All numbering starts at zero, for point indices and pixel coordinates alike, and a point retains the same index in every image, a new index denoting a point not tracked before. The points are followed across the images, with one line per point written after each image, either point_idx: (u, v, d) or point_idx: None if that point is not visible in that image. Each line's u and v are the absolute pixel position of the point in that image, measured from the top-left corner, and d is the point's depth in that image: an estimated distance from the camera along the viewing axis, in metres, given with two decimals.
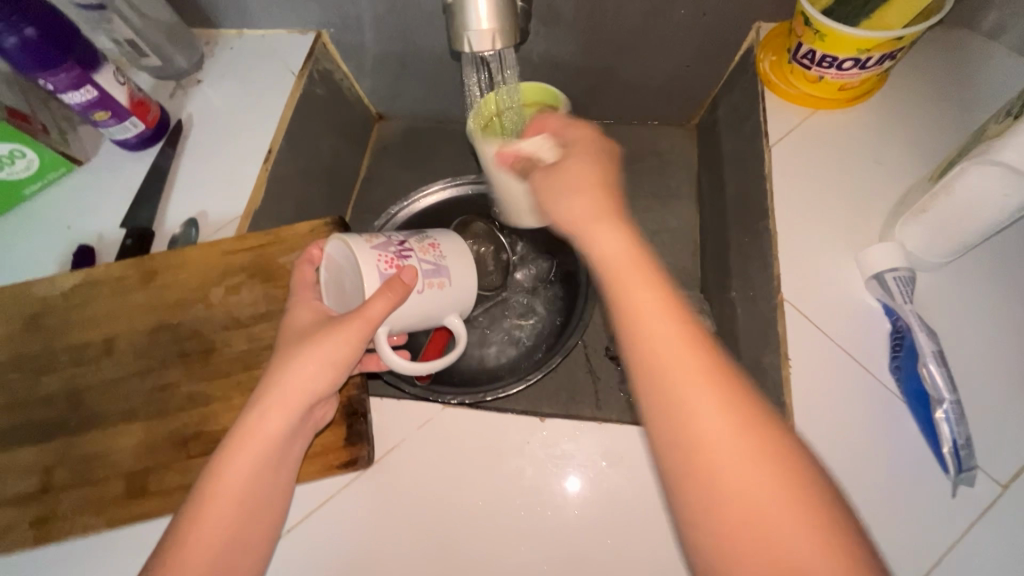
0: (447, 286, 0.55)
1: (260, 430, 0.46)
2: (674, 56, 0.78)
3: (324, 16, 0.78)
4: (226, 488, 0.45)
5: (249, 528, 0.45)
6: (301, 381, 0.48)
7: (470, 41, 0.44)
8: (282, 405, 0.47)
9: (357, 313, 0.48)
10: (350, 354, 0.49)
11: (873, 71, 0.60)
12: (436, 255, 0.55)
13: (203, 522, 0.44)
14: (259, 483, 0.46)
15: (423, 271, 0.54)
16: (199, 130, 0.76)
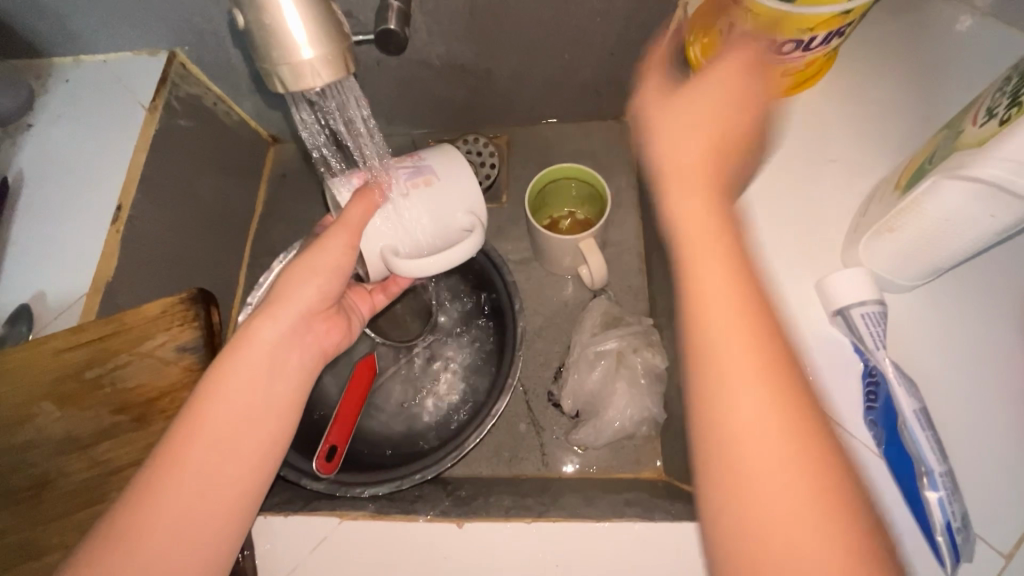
0: (434, 182, 0.49)
1: (257, 336, 0.46)
2: (595, 45, 0.67)
3: (173, 33, 0.65)
4: (218, 398, 0.43)
5: (234, 461, 0.42)
6: (296, 291, 0.49)
7: (283, 80, 0.33)
8: (273, 315, 0.47)
9: (338, 223, 0.48)
10: (342, 262, 0.49)
11: (821, 51, 0.50)
12: (414, 159, 0.50)
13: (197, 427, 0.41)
14: (256, 390, 0.44)
15: (403, 175, 0.49)
16: (32, 188, 0.62)
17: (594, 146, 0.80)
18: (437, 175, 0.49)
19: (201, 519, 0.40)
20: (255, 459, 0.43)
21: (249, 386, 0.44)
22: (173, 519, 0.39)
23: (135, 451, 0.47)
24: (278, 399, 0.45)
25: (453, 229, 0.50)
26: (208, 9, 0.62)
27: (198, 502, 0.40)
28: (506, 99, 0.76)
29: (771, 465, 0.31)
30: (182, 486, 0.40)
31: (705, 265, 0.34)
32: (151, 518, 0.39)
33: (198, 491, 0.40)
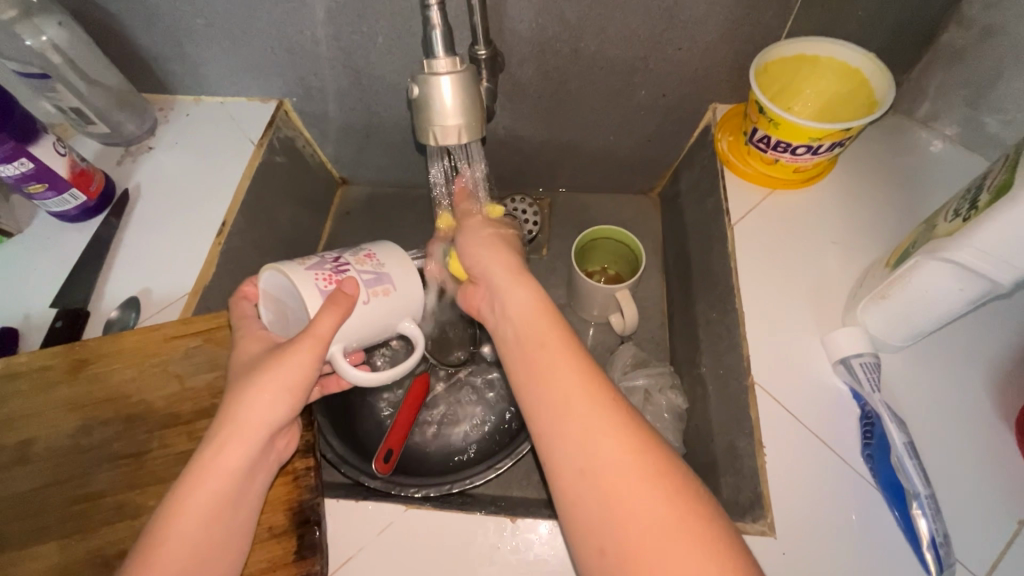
0: (393, 293, 0.51)
1: (220, 456, 0.44)
2: (636, 132, 0.80)
3: (287, 87, 0.77)
4: (184, 512, 0.42)
5: (204, 572, 0.42)
6: (260, 416, 0.45)
7: (436, 135, 0.44)
8: (239, 434, 0.44)
9: (306, 334, 0.46)
10: (307, 377, 0.47)
11: (825, 156, 0.62)
12: (373, 264, 0.51)
13: (162, 550, 0.41)
14: (220, 502, 0.43)
15: (364, 281, 0.49)
16: (147, 200, 0.72)
17: (624, 215, 0.92)
18: (397, 287, 0.50)
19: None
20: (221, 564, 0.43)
21: (212, 503, 0.42)
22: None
23: None
24: (239, 512, 0.44)
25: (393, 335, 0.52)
26: (322, 71, 0.74)
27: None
28: (553, 167, 0.89)
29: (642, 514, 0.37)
30: None
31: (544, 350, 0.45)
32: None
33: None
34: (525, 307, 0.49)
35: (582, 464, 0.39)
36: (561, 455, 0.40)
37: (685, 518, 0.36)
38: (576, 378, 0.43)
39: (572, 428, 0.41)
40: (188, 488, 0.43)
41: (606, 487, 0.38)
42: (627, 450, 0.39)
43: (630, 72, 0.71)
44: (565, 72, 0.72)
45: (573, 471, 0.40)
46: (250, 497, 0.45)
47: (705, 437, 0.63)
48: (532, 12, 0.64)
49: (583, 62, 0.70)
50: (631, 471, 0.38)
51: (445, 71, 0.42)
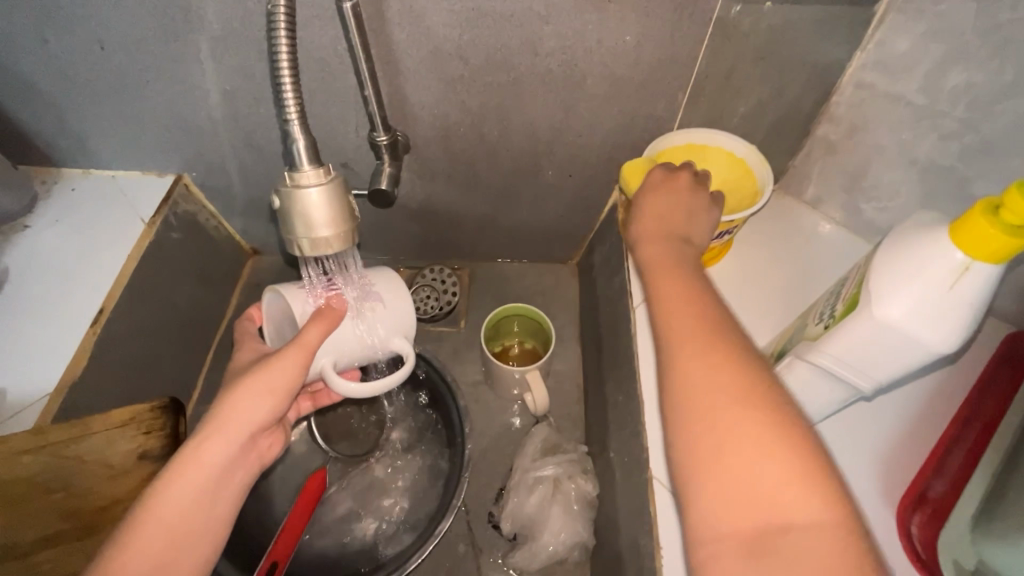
0: (382, 307, 0.53)
1: (202, 461, 0.46)
2: (549, 207, 0.81)
3: (185, 162, 0.74)
4: (160, 518, 0.43)
5: (177, 559, 0.43)
6: (245, 412, 0.48)
7: (304, 247, 0.42)
8: (220, 429, 0.47)
9: (293, 342, 0.49)
10: (293, 381, 0.50)
11: (717, 241, 0.65)
12: (362, 280, 0.53)
13: (142, 532, 0.42)
14: (197, 506, 0.45)
15: (352, 297, 0.52)
16: (16, 286, 0.66)
17: (543, 285, 0.92)
18: (385, 300, 0.53)
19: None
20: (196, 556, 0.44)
21: (188, 510, 0.44)
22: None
23: (73, 560, 0.48)
24: (215, 522, 0.45)
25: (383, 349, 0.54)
26: (222, 148, 0.72)
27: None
28: (471, 239, 0.88)
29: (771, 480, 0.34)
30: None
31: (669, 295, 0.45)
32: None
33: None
34: (656, 261, 0.51)
35: (699, 410, 0.38)
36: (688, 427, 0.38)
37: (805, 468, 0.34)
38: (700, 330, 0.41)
39: (691, 384, 0.39)
40: (166, 492, 0.44)
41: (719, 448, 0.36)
42: (750, 401, 0.37)
43: (535, 154, 0.72)
44: (471, 154, 0.72)
45: (686, 420, 0.38)
46: (227, 509, 0.47)
47: (613, 529, 0.62)
48: (433, 98, 0.64)
49: (488, 144, 0.71)
50: (748, 433, 0.36)
51: (313, 183, 0.41)
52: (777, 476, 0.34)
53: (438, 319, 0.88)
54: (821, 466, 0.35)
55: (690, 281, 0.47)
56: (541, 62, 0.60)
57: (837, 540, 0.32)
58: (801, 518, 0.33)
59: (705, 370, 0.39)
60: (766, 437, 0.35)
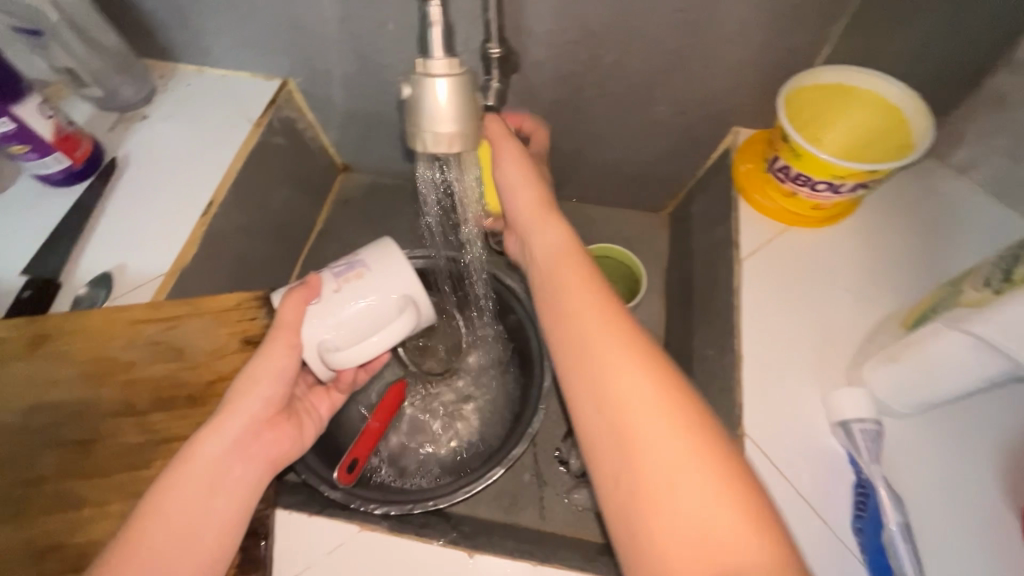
0: (365, 273, 0.53)
1: (194, 456, 0.44)
2: (652, 148, 0.76)
3: (292, 66, 0.74)
4: (158, 514, 0.42)
5: (183, 556, 0.41)
6: (243, 399, 0.48)
7: (426, 142, 0.40)
8: (216, 419, 0.46)
9: (277, 329, 0.50)
10: (287, 367, 0.50)
11: (847, 196, 0.58)
12: (347, 257, 0.55)
13: (140, 535, 0.41)
14: (194, 509, 0.43)
15: (334, 272, 0.54)
16: (135, 171, 0.69)
17: (631, 232, 0.89)
18: (367, 266, 0.53)
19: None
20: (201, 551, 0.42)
21: (189, 498, 0.43)
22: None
23: (185, 425, 0.50)
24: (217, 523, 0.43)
25: (383, 310, 0.53)
26: (328, 55, 0.71)
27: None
28: (561, 176, 0.85)
29: (669, 448, 0.37)
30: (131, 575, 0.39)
31: (577, 290, 0.46)
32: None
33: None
34: (549, 249, 0.51)
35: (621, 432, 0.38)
36: (627, 464, 0.37)
37: (715, 467, 0.36)
38: (618, 367, 0.40)
39: (610, 391, 0.40)
40: (164, 485, 0.43)
41: (631, 452, 0.38)
42: (630, 359, 0.41)
43: (649, 86, 0.67)
44: (580, 79, 0.67)
45: (617, 452, 0.38)
46: (228, 510, 0.44)
47: None
48: (553, 11, 0.59)
49: (601, 71, 0.66)
50: (657, 411, 0.38)
51: (442, 73, 0.38)
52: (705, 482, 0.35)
53: None
54: (716, 441, 0.37)
55: (591, 273, 0.47)
56: None
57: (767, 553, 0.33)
58: (743, 563, 0.33)
59: (613, 369, 0.41)
60: (675, 441, 0.37)
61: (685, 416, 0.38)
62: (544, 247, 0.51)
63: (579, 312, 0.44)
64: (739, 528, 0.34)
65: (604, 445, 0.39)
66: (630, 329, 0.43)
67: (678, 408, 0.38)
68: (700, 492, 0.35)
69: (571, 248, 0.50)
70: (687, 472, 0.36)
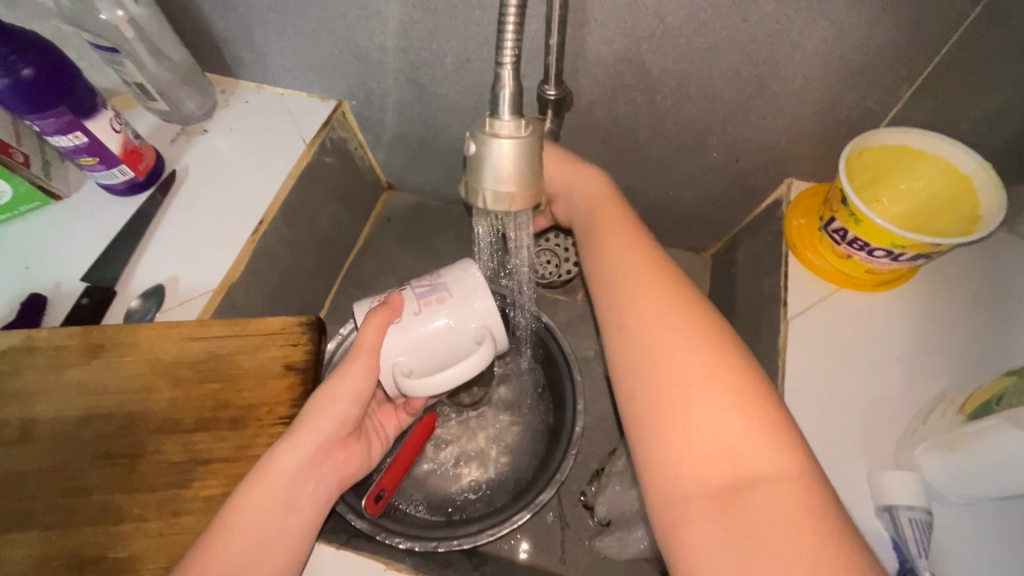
0: (446, 298, 0.54)
1: (275, 468, 0.46)
2: (700, 192, 0.75)
3: (349, 89, 0.75)
4: (237, 522, 0.44)
5: (259, 563, 0.44)
6: (318, 419, 0.49)
7: (486, 198, 0.40)
8: (292, 437, 0.48)
9: (357, 349, 0.51)
10: (363, 390, 0.51)
11: (906, 264, 0.56)
12: (432, 277, 0.56)
13: (221, 541, 0.43)
14: (274, 515, 0.45)
15: (417, 293, 0.55)
16: (192, 184, 0.71)
17: None
18: (449, 291, 0.54)
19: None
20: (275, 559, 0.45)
21: (267, 510, 0.45)
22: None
23: (224, 448, 0.51)
24: (292, 529, 0.46)
25: (462, 337, 0.54)
26: (385, 82, 0.72)
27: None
28: None
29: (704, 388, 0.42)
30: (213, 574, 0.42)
31: (614, 243, 0.55)
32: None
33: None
34: (591, 201, 0.60)
35: (667, 383, 0.43)
36: (674, 407, 0.42)
37: (734, 373, 0.43)
38: (676, 333, 0.46)
39: (641, 316, 0.48)
40: (246, 493, 0.45)
41: (669, 383, 0.43)
42: (676, 312, 0.47)
43: (704, 133, 0.66)
44: (634, 121, 0.67)
45: (637, 360, 0.46)
46: (305, 516, 0.47)
47: None
48: (613, 57, 0.59)
49: (656, 115, 0.65)
50: (681, 327, 0.46)
51: (508, 134, 0.38)
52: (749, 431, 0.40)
53: (554, 286, 0.85)
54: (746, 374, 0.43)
55: (629, 224, 0.57)
56: (747, 31, 0.53)
57: (798, 497, 0.37)
58: (762, 480, 0.38)
59: (643, 306, 0.49)
60: (705, 370, 0.43)
61: (723, 365, 0.43)
62: (589, 196, 0.60)
63: (614, 243, 0.55)
64: (769, 461, 0.39)
65: (652, 395, 0.44)
66: (672, 286, 0.50)
67: (708, 337, 0.45)
68: (728, 423, 0.41)
69: (604, 201, 0.59)
70: (715, 391, 0.42)
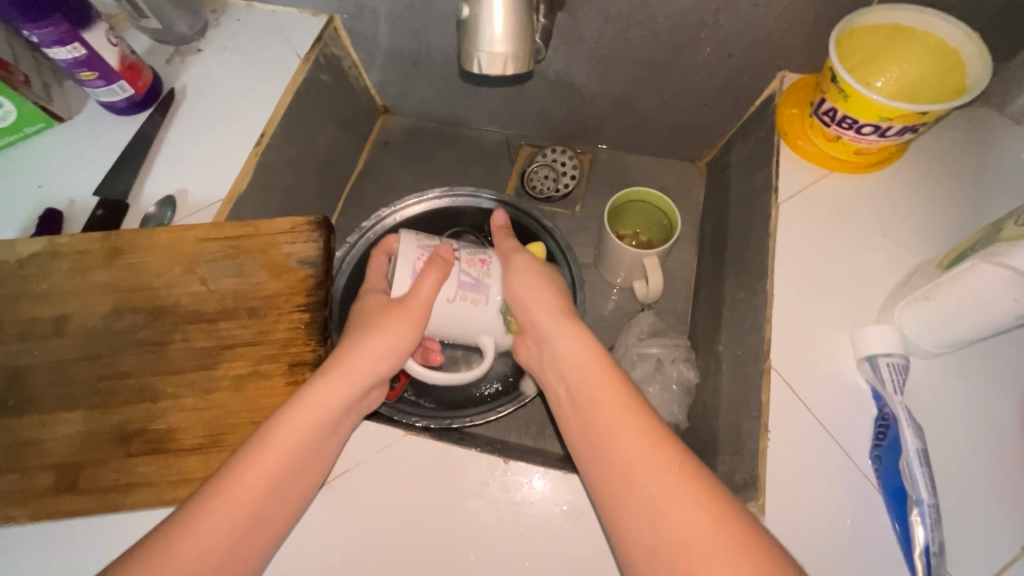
0: (482, 304, 0.53)
1: (315, 404, 0.48)
2: (694, 94, 0.76)
3: (339, 2, 0.74)
4: (270, 455, 0.45)
5: (286, 491, 0.46)
6: (368, 361, 0.50)
7: (480, 62, 0.42)
8: (343, 376, 0.49)
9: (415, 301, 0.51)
10: (411, 340, 0.51)
11: (893, 141, 0.58)
12: (481, 271, 0.54)
13: (252, 468, 0.45)
14: (301, 449, 0.47)
15: (461, 281, 0.53)
16: (191, 102, 0.72)
17: (667, 181, 0.89)
18: (487, 300, 0.53)
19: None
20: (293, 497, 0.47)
21: (301, 446, 0.47)
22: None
23: (247, 333, 0.54)
24: (317, 460, 0.48)
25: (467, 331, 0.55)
26: None
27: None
28: (599, 122, 0.85)
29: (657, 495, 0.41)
30: (240, 502, 0.44)
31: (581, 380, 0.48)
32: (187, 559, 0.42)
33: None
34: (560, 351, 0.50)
35: (595, 435, 0.46)
36: (601, 463, 0.45)
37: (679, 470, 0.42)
38: (598, 384, 0.48)
39: (589, 441, 0.46)
40: (282, 427, 0.47)
41: (624, 498, 0.42)
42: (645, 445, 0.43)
43: (698, 27, 0.66)
44: (628, 18, 0.67)
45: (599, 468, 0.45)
46: (333, 447, 0.50)
47: (711, 415, 0.63)
48: None
49: (650, 11, 0.65)
50: (632, 442, 0.44)
51: None
52: (662, 470, 0.42)
53: (553, 202, 0.88)
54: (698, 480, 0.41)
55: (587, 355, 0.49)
56: None
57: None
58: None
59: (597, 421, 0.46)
60: (659, 483, 0.42)
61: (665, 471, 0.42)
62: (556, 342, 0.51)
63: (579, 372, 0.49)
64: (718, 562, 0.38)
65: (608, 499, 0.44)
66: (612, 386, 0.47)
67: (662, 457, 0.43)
68: (682, 526, 0.40)
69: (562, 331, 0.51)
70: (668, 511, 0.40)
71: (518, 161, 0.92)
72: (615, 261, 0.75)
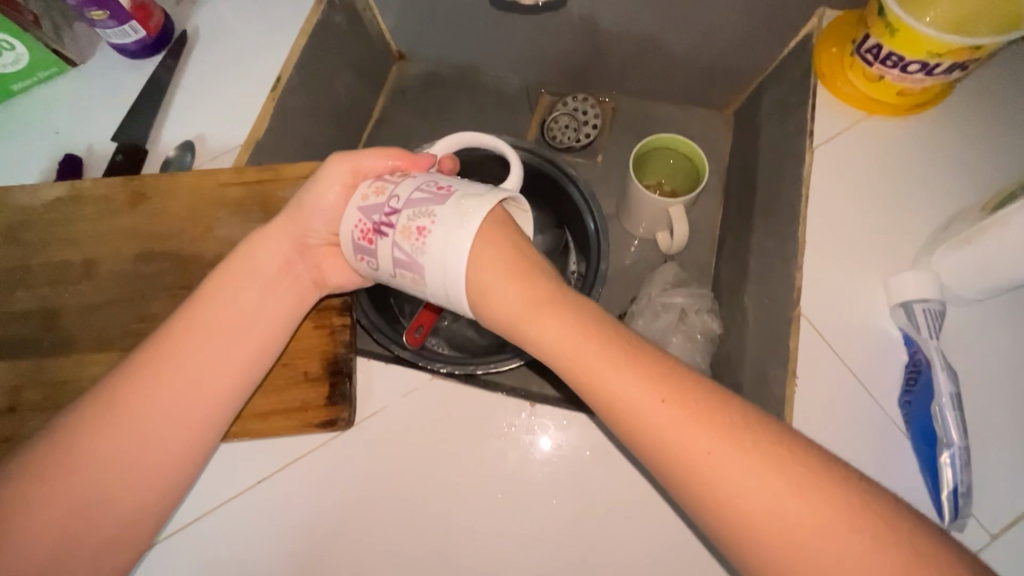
0: (419, 280, 0.42)
1: (183, 348, 0.44)
2: (727, 34, 0.71)
3: None
4: (132, 405, 0.42)
5: (160, 437, 0.43)
6: (254, 305, 0.48)
7: None
8: (217, 324, 0.46)
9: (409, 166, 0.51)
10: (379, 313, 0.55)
11: (939, 79, 0.55)
12: (416, 246, 0.41)
13: (118, 411, 0.42)
14: (178, 396, 0.43)
15: (395, 259, 0.42)
16: (203, 45, 0.69)
17: (692, 130, 0.86)
18: (422, 278, 0.42)
19: (134, 506, 0.42)
20: (180, 442, 0.43)
21: (175, 392, 0.43)
22: (84, 502, 0.40)
23: None
24: (202, 411, 0.44)
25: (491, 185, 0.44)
26: None
27: (84, 496, 0.40)
28: (623, 66, 0.82)
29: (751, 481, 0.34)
30: (106, 444, 0.41)
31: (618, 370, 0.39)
32: (112, 464, 0.41)
33: (84, 494, 0.40)
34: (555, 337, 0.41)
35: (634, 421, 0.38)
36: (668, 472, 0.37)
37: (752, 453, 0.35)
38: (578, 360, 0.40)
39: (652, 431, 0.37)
40: (149, 373, 0.43)
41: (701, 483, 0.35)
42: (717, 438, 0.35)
43: None
44: None
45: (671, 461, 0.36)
46: (218, 392, 0.45)
47: (736, 363, 0.63)
48: None
49: None
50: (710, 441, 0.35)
51: None
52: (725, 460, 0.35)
53: (574, 152, 0.86)
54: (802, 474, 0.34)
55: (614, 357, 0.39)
56: None
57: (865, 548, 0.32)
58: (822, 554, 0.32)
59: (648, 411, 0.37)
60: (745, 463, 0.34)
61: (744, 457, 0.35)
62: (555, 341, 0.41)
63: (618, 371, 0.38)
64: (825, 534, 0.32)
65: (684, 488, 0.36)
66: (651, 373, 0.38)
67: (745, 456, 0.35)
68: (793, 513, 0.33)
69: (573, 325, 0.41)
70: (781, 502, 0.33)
71: (539, 109, 0.89)
72: (638, 211, 0.74)
